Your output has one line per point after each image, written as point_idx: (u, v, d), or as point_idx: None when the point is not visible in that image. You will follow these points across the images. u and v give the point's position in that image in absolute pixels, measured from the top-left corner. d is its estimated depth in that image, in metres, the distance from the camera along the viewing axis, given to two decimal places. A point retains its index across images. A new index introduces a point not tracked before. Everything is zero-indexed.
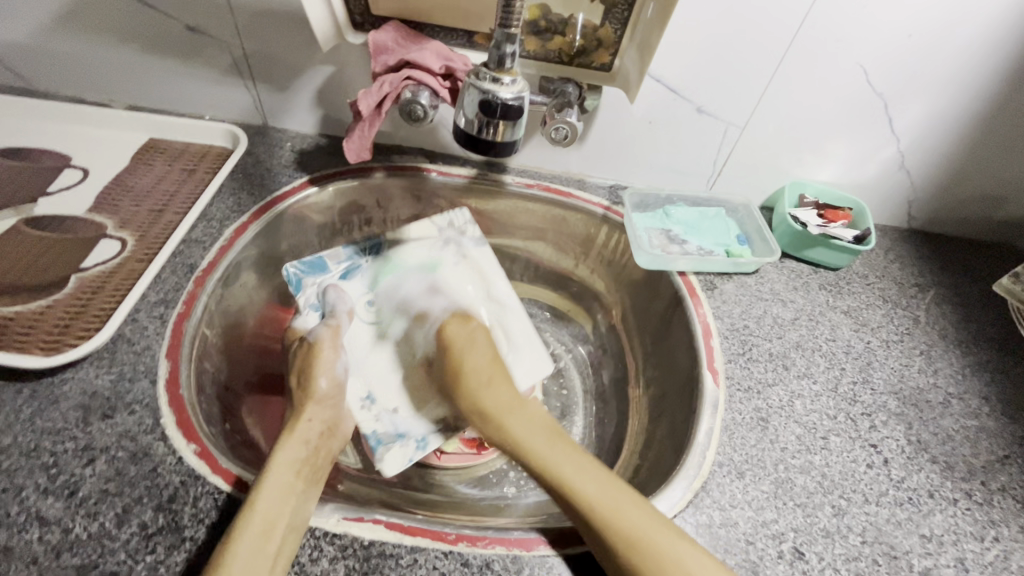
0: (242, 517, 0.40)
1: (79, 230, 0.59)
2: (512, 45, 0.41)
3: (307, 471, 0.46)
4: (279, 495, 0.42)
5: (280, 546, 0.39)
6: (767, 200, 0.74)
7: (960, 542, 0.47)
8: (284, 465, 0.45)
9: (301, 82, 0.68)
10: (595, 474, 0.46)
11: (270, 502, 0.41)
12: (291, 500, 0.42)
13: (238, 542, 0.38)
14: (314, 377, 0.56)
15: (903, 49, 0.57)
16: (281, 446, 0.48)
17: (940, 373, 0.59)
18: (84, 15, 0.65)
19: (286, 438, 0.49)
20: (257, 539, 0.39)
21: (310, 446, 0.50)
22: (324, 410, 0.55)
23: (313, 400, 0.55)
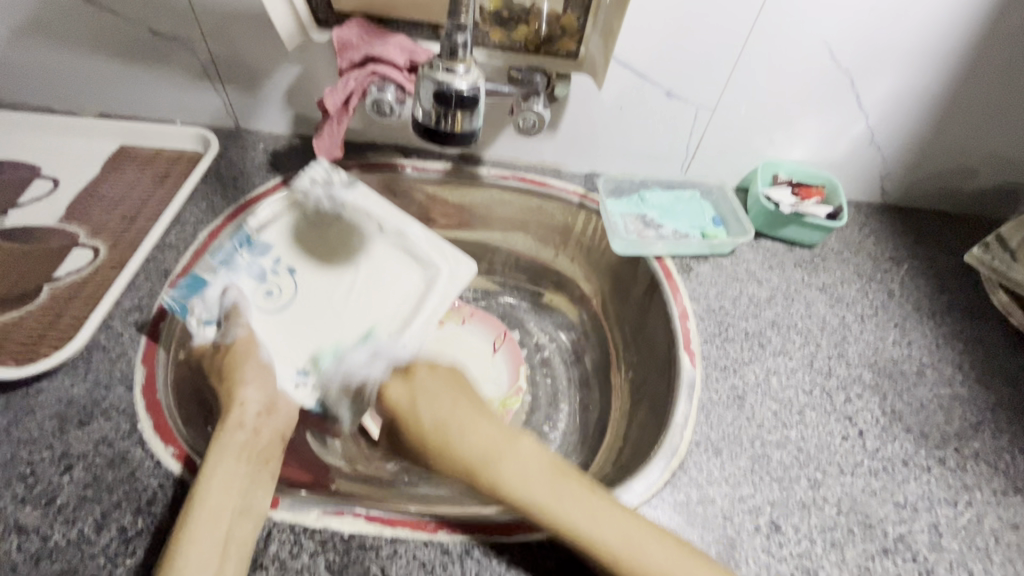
0: (189, 514, 0.40)
1: (51, 240, 0.59)
2: (464, 35, 0.41)
3: (251, 457, 0.46)
4: (219, 489, 0.42)
5: (230, 532, 0.40)
6: (741, 181, 0.74)
7: (934, 508, 0.47)
8: (223, 455, 0.44)
9: (270, 82, 0.68)
10: (553, 483, 0.44)
11: (212, 499, 0.41)
12: (233, 487, 0.42)
13: (190, 533, 0.39)
14: (236, 368, 0.54)
15: (866, 25, 0.58)
16: (218, 434, 0.46)
17: (914, 344, 0.59)
18: (46, 23, 0.65)
19: (222, 426, 0.48)
20: (203, 535, 0.39)
21: (252, 432, 0.48)
22: (258, 389, 0.53)
23: (242, 385, 0.53)
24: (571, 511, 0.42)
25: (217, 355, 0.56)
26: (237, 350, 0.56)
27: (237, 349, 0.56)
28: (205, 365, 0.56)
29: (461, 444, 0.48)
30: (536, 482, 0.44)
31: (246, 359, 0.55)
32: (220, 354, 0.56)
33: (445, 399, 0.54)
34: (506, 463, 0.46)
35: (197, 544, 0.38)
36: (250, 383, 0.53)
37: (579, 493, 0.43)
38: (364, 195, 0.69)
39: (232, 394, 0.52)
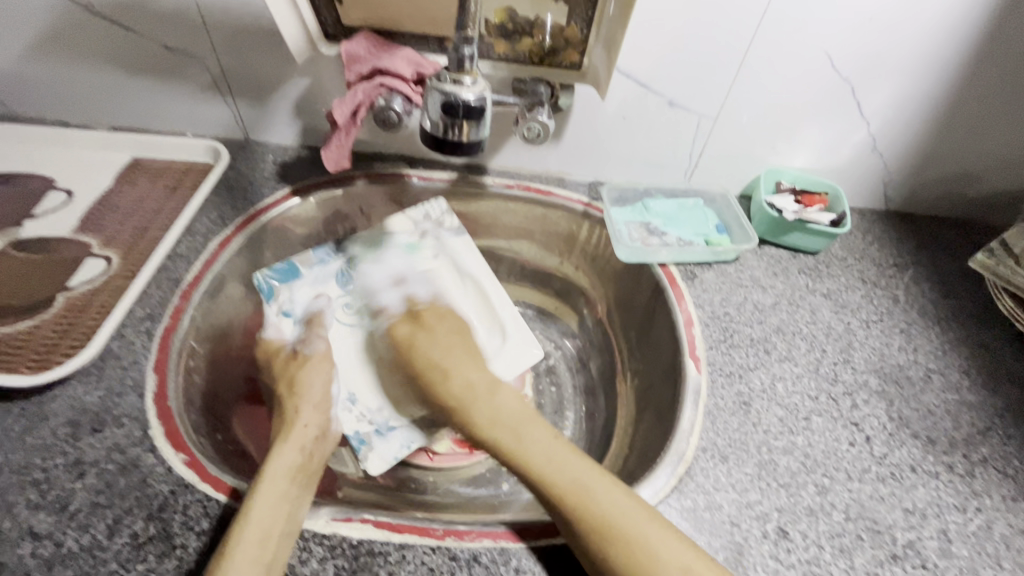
0: (239, 522, 0.41)
1: (65, 251, 0.60)
2: (470, 47, 0.43)
3: (302, 477, 0.48)
4: (272, 502, 0.42)
5: (277, 547, 0.40)
6: (744, 189, 0.74)
7: (943, 514, 0.47)
8: (281, 472, 0.46)
9: (279, 94, 0.69)
10: (566, 458, 0.49)
11: (264, 509, 0.42)
12: (286, 504, 0.43)
13: (238, 541, 0.39)
14: (303, 384, 0.58)
15: (865, 35, 0.58)
16: (276, 454, 0.49)
17: (920, 350, 0.59)
18: (62, 39, 0.66)
19: (281, 446, 0.50)
20: (251, 546, 0.39)
21: (305, 453, 0.51)
22: (318, 414, 0.56)
23: (308, 405, 0.56)
24: (531, 446, 0.51)
25: (290, 359, 0.61)
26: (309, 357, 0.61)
27: (307, 360, 0.60)
28: (275, 370, 0.60)
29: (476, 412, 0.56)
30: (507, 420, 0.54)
31: (312, 372, 0.59)
32: (290, 362, 0.60)
33: (442, 337, 0.64)
34: (484, 399, 0.57)
35: (249, 545, 0.39)
36: (312, 394, 0.57)
37: (531, 429, 0.53)
38: (467, 243, 0.72)
39: (292, 407, 0.55)
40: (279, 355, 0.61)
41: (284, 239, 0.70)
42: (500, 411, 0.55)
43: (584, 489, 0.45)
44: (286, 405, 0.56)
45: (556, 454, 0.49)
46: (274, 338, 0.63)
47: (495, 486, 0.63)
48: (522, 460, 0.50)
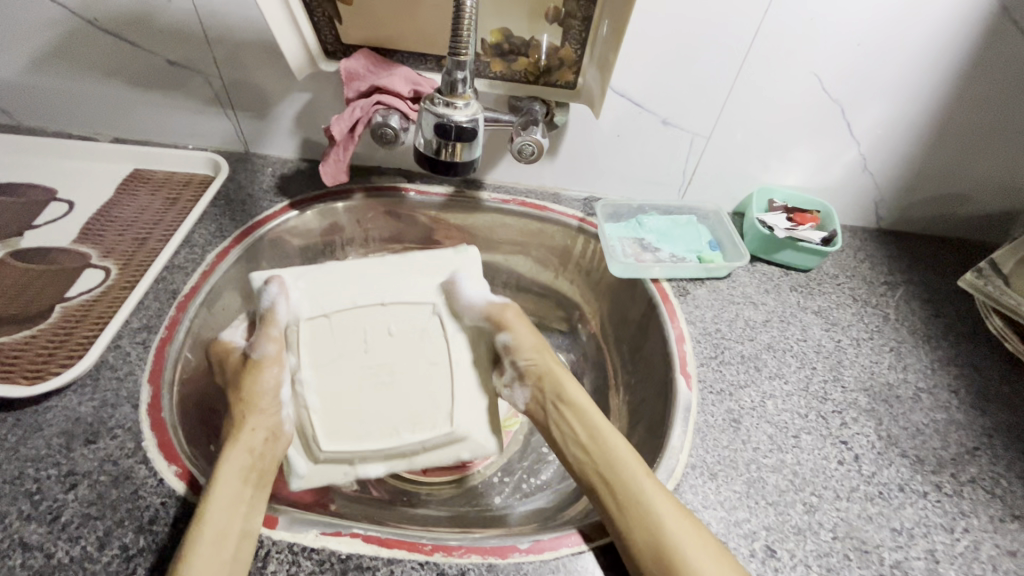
0: (193, 534, 0.41)
1: (64, 261, 0.61)
2: (463, 71, 0.43)
3: (256, 476, 0.47)
4: (224, 507, 0.42)
5: (237, 549, 0.41)
6: (737, 206, 0.75)
7: (930, 534, 0.47)
8: (230, 475, 0.45)
9: (280, 109, 0.71)
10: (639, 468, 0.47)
11: (216, 518, 0.41)
12: (242, 508, 0.43)
13: (194, 548, 0.40)
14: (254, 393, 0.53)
15: (854, 57, 0.60)
16: (226, 456, 0.47)
17: (909, 369, 0.60)
18: (68, 53, 0.67)
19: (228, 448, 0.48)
20: (207, 553, 0.39)
21: (255, 454, 0.48)
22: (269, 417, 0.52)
23: (256, 409, 0.52)
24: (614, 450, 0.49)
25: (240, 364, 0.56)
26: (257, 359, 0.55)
27: (258, 365, 0.55)
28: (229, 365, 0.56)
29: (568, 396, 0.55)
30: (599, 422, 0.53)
31: (265, 378, 0.54)
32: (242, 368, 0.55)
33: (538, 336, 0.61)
34: (576, 395, 0.56)
35: (201, 554, 0.39)
36: (263, 398, 0.53)
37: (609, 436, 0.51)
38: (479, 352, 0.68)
39: (241, 412, 0.51)
40: (230, 360, 0.57)
41: (281, 251, 0.71)
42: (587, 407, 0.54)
43: (647, 498, 0.45)
44: (237, 412, 0.52)
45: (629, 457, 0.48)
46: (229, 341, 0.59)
47: (486, 500, 0.63)
48: (608, 459, 0.49)
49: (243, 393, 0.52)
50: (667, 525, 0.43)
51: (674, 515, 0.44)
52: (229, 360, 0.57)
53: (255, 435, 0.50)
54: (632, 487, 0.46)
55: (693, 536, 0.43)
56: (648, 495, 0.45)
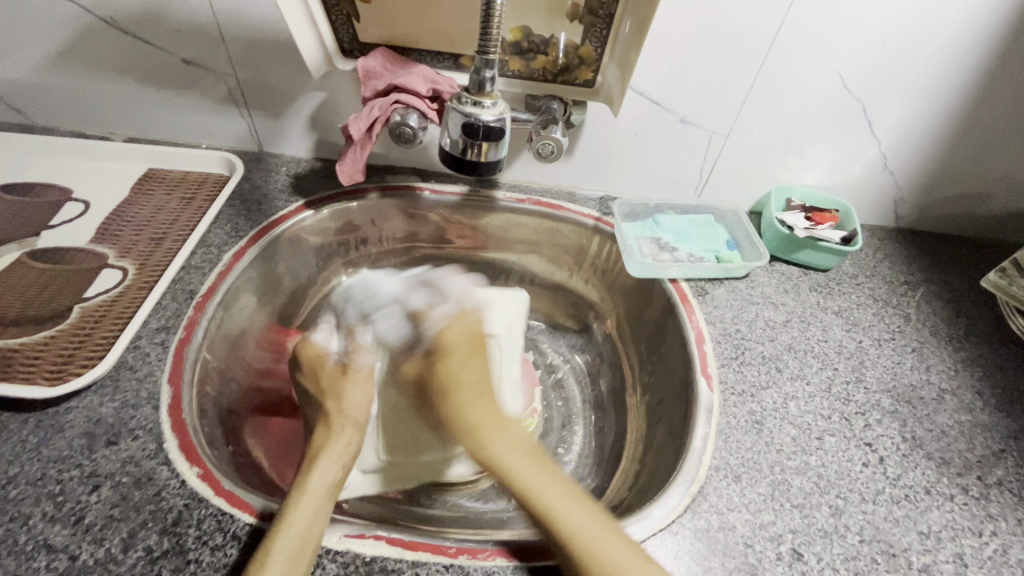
0: (279, 532, 0.40)
1: (82, 261, 0.61)
2: (491, 70, 0.43)
3: (336, 495, 0.47)
4: (308, 515, 0.42)
5: (310, 561, 0.40)
6: (754, 205, 0.75)
7: (959, 538, 0.47)
8: (318, 489, 0.45)
9: (295, 107, 0.70)
10: (544, 472, 0.46)
11: (301, 524, 0.41)
12: (322, 521, 0.43)
13: (276, 549, 0.39)
14: (343, 394, 0.58)
15: (877, 55, 0.59)
16: (316, 465, 0.48)
17: (932, 369, 0.59)
18: (84, 53, 0.67)
19: (322, 457, 0.50)
20: (288, 561, 0.39)
21: (343, 468, 0.50)
22: (359, 433, 0.55)
23: (350, 423, 0.55)
24: (525, 477, 0.46)
25: (338, 371, 0.61)
26: (357, 371, 0.61)
27: (354, 376, 0.60)
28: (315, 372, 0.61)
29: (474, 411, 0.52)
30: (463, 373, 0.56)
31: (357, 391, 0.58)
32: (340, 376, 0.60)
33: (470, 366, 0.57)
34: (472, 406, 0.53)
35: (284, 549, 0.39)
36: (356, 412, 0.56)
37: (486, 401, 0.54)
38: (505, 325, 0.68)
39: (341, 424, 0.54)
40: (323, 366, 0.61)
41: (296, 251, 0.71)
42: (463, 372, 0.57)
43: (506, 468, 0.47)
44: (332, 421, 0.55)
45: (546, 476, 0.46)
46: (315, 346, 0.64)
47: (504, 501, 0.63)
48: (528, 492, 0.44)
49: (345, 405, 0.56)
50: (555, 510, 0.43)
51: (554, 494, 0.44)
52: (320, 366, 0.61)
53: (347, 450, 0.52)
54: (495, 463, 0.47)
55: (584, 520, 0.42)
56: (506, 465, 0.47)
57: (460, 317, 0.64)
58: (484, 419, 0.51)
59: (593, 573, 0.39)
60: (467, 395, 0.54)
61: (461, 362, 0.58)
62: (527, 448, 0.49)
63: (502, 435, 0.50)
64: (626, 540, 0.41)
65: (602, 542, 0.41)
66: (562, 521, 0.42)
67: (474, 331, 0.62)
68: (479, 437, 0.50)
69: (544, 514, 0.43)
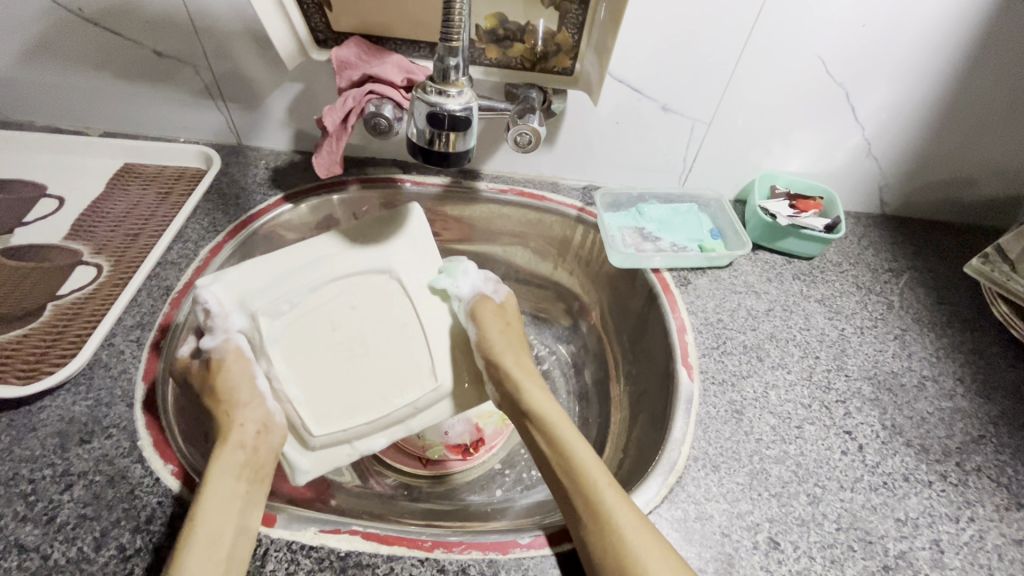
0: (188, 534, 0.40)
1: (56, 259, 0.60)
2: (456, 57, 0.42)
3: (249, 477, 0.45)
4: (221, 507, 0.41)
5: (231, 554, 0.40)
6: (739, 193, 0.74)
7: (936, 524, 0.47)
8: (221, 478, 0.43)
9: (272, 99, 0.69)
10: (575, 432, 0.50)
11: (210, 520, 0.40)
12: (234, 512, 0.42)
13: (187, 552, 0.39)
14: (222, 389, 0.49)
15: (859, 38, 0.58)
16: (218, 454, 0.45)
17: (914, 356, 0.59)
18: (53, 46, 0.66)
19: (219, 446, 0.46)
20: (202, 559, 0.38)
21: (247, 451, 0.47)
22: (256, 410, 0.50)
23: (237, 404, 0.49)
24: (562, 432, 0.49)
25: (202, 369, 0.51)
26: (220, 360, 0.51)
27: (221, 366, 0.51)
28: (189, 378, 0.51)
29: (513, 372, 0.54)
30: (502, 345, 0.55)
31: (231, 376, 0.50)
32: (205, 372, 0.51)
33: (506, 329, 0.57)
34: (544, 399, 0.53)
35: (195, 548, 0.39)
36: (238, 398, 0.49)
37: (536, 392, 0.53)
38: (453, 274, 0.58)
39: (220, 414, 0.49)
40: (191, 370, 0.52)
41: (275, 246, 0.70)
42: (508, 337, 0.56)
43: (542, 419, 0.51)
44: (218, 413, 0.49)
45: (574, 433, 0.49)
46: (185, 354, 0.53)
47: (488, 493, 0.63)
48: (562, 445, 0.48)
49: (219, 394, 0.49)
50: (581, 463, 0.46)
51: (592, 460, 0.47)
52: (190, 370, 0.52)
53: (245, 431, 0.48)
54: (535, 413, 0.51)
55: (609, 481, 0.45)
56: (546, 417, 0.51)
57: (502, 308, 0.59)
58: (523, 371, 0.54)
59: (605, 531, 0.41)
60: (513, 359, 0.55)
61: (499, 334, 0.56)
62: (557, 409, 0.52)
63: (545, 399, 0.53)
64: (637, 515, 0.42)
65: (621, 512, 0.42)
66: (589, 480, 0.44)
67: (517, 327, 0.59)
68: (521, 387, 0.53)
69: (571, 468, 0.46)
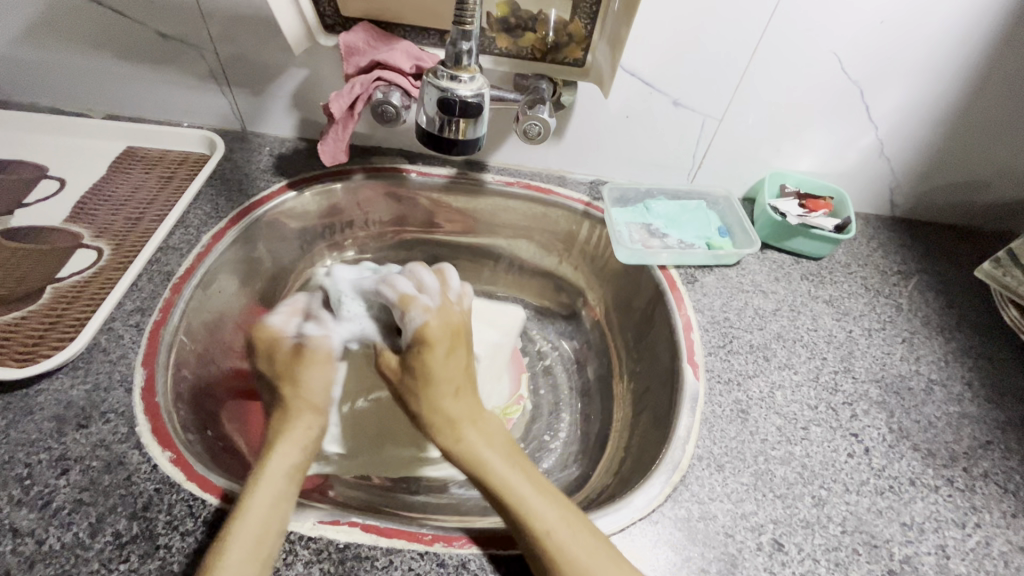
0: (231, 526, 0.39)
1: (56, 241, 0.59)
2: (468, 42, 0.42)
3: (300, 478, 0.44)
4: (269, 501, 0.41)
5: (268, 549, 0.39)
6: (748, 191, 0.73)
7: (942, 529, 0.46)
8: (279, 473, 0.43)
9: (277, 85, 0.68)
10: (515, 464, 0.44)
11: (258, 513, 0.40)
12: (284, 506, 0.41)
13: (229, 543, 0.38)
14: (299, 372, 0.52)
15: (876, 36, 0.57)
16: (274, 451, 0.45)
17: (921, 360, 0.58)
18: (57, 25, 0.65)
19: (280, 441, 0.46)
20: (246, 550, 0.38)
21: (305, 452, 0.46)
22: (319, 419, 0.50)
23: (309, 408, 0.50)
24: (514, 484, 0.42)
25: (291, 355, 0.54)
26: (312, 352, 0.55)
27: (309, 361, 0.54)
28: (269, 353, 0.55)
29: (445, 408, 0.46)
30: (443, 383, 0.47)
31: (315, 373, 0.53)
32: (293, 358, 0.54)
33: (453, 357, 0.49)
34: (483, 441, 0.45)
35: (243, 538, 0.38)
36: (314, 394, 0.51)
37: (468, 424, 0.46)
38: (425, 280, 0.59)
39: (295, 407, 0.50)
40: (279, 349, 0.55)
41: (277, 233, 0.69)
42: (447, 367, 0.48)
43: (481, 463, 0.44)
44: (287, 404, 0.50)
45: (517, 471, 0.43)
46: (270, 329, 0.56)
47: None
48: (505, 495, 0.42)
49: (300, 384, 0.51)
50: (527, 504, 0.41)
51: (533, 490, 0.42)
52: (277, 348, 0.55)
53: (309, 432, 0.48)
54: (473, 459, 0.44)
55: (562, 523, 0.40)
56: (482, 460, 0.44)
57: (445, 309, 0.52)
58: (463, 413, 0.46)
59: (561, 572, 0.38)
60: (449, 393, 0.47)
61: (442, 359, 0.48)
62: (504, 443, 0.46)
63: (482, 433, 0.46)
64: (604, 543, 0.40)
65: (576, 546, 0.39)
66: (534, 517, 0.40)
67: (458, 328, 0.52)
68: (457, 431, 0.45)
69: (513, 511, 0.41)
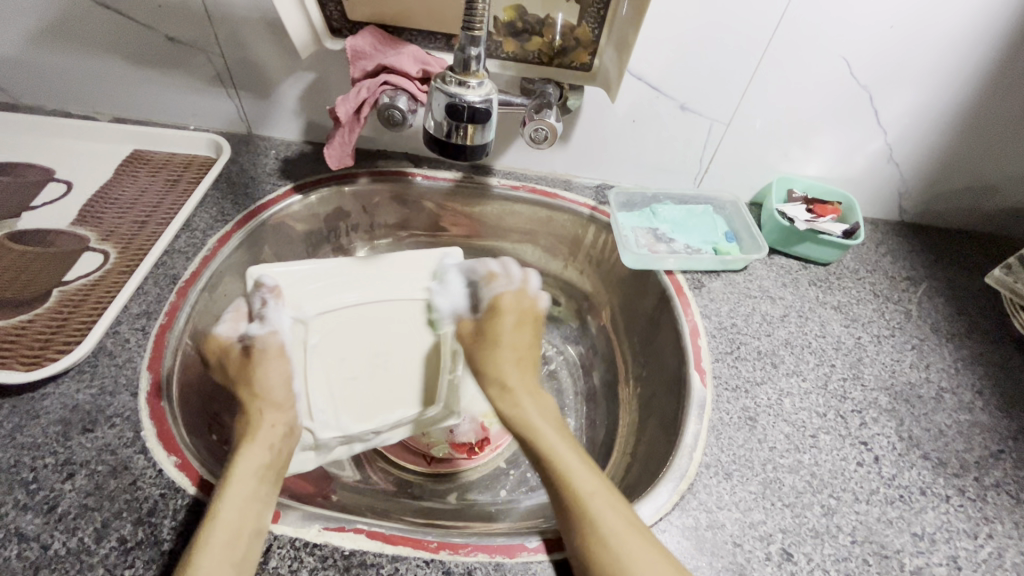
0: (206, 530, 0.39)
1: (63, 244, 0.59)
2: (477, 48, 0.42)
3: (272, 477, 0.44)
4: (240, 501, 0.41)
5: (246, 548, 0.39)
6: (755, 196, 0.73)
7: (953, 539, 0.46)
8: (249, 472, 0.43)
9: (284, 89, 0.68)
10: (565, 438, 0.47)
11: (231, 513, 0.40)
12: (258, 504, 0.41)
13: (205, 545, 0.38)
14: (255, 374, 0.51)
15: (886, 41, 0.57)
16: (242, 452, 0.45)
17: (931, 368, 0.58)
18: (65, 28, 0.65)
19: (247, 441, 0.46)
20: (222, 549, 0.38)
21: (274, 451, 0.47)
22: (284, 414, 0.50)
23: (273, 407, 0.50)
24: (566, 455, 0.44)
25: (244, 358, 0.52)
26: (263, 350, 0.53)
27: (263, 358, 0.53)
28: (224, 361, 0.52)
29: (501, 369, 0.51)
30: (508, 353, 0.52)
31: (271, 371, 0.52)
32: (245, 363, 0.52)
33: (520, 332, 0.54)
34: (535, 407, 0.49)
35: (217, 541, 0.38)
36: (276, 392, 0.51)
37: (530, 401, 0.49)
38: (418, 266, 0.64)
39: (259, 408, 0.49)
40: (230, 358, 0.52)
41: (282, 237, 0.69)
42: (515, 338, 0.54)
43: (534, 428, 0.47)
44: (249, 407, 0.49)
45: (569, 446, 0.46)
46: (224, 335, 0.54)
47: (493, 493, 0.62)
48: (556, 459, 0.44)
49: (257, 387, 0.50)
50: (568, 470, 0.43)
51: (581, 464, 0.44)
52: (229, 360, 0.52)
53: (275, 431, 0.48)
54: (525, 424, 0.47)
55: (603, 490, 0.42)
56: (533, 425, 0.47)
57: (522, 291, 0.58)
58: (520, 382, 0.50)
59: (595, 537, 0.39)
60: (511, 359, 0.52)
61: (511, 331, 0.54)
62: (554, 419, 0.49)
63: (537, 405, 0.49)
64: (637, 521, 0.41)
65: (610, 515, 0.40)
66: (573, 479, 0.42)
67: (531, 314, 0.57)
68: (513, 398, 0.49)
69: (557, 475, 0.43)
